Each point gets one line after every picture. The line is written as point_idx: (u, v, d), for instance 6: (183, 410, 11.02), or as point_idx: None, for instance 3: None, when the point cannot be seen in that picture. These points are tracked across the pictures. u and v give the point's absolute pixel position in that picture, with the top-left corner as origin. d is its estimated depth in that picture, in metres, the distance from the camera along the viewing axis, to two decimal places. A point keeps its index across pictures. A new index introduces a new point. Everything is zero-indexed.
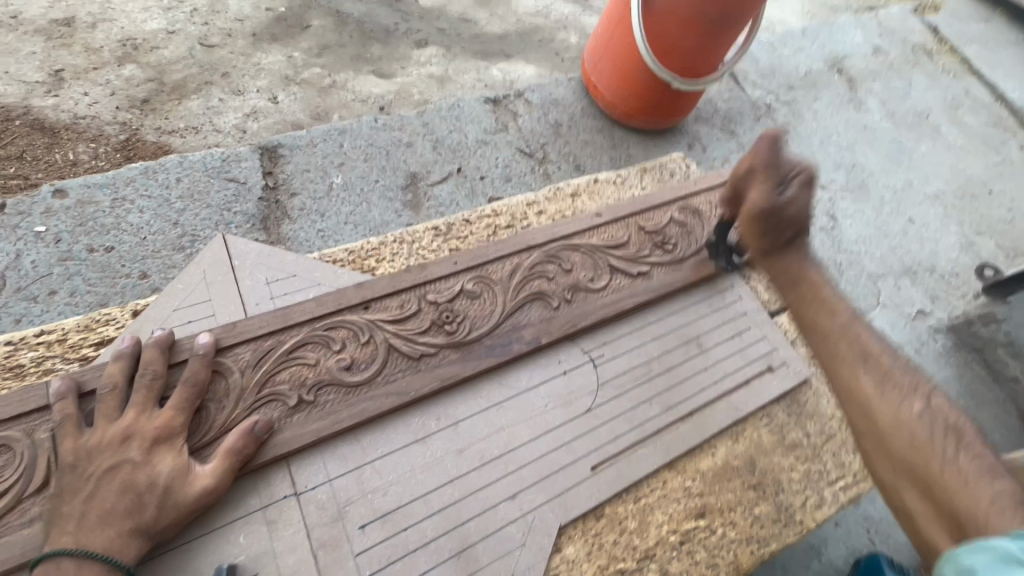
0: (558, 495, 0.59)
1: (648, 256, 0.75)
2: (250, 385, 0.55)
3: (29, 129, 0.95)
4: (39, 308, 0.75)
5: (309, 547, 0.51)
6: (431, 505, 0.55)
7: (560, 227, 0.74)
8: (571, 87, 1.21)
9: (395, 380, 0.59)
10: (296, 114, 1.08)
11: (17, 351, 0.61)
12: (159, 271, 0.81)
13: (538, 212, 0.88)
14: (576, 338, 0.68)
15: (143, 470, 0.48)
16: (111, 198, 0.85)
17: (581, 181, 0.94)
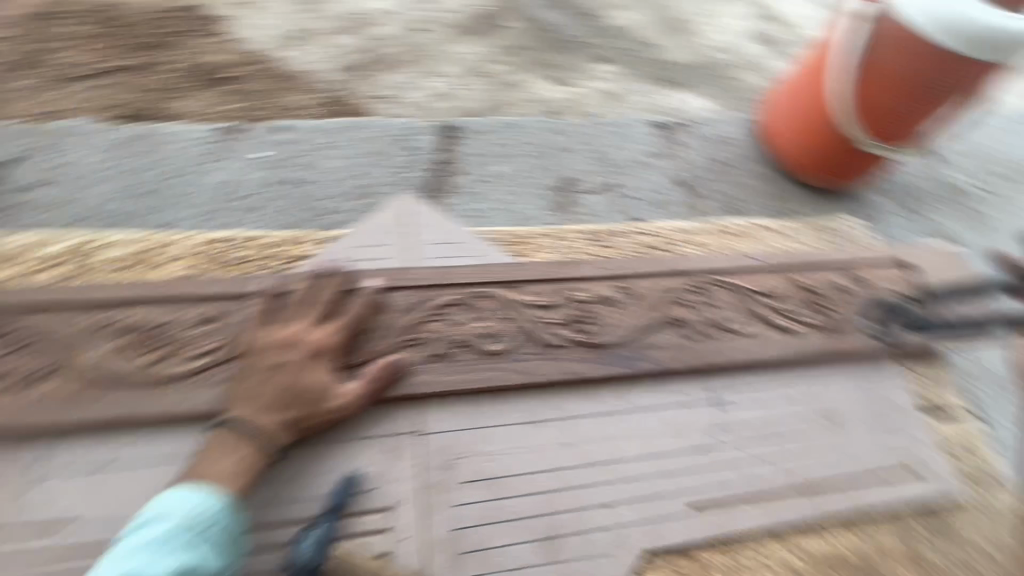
0: (651, 518, 0.73)
1: (775, 318, 0.86)
2: (396, 328, 0.77)
3: (260, 71, 1.11)
4: (243, 221, 0.92)
5: (428, 491, 0.71)
6: (548, 484, 0.73)
7: (712, 261, 0.89)
8: (745, 128, 1.17)
9: (526, 360, 0.78)
10: (475, 101, 1.14)
11: (231, 249, 0.88)
12: (337, 216, 0.94)
13: (690, 241, 0.98)
14: (703, 373, 0.81)
15: (302, 375, 0.68)
16: (311, 146, 1.00)
17: (738, 222, 1.03)
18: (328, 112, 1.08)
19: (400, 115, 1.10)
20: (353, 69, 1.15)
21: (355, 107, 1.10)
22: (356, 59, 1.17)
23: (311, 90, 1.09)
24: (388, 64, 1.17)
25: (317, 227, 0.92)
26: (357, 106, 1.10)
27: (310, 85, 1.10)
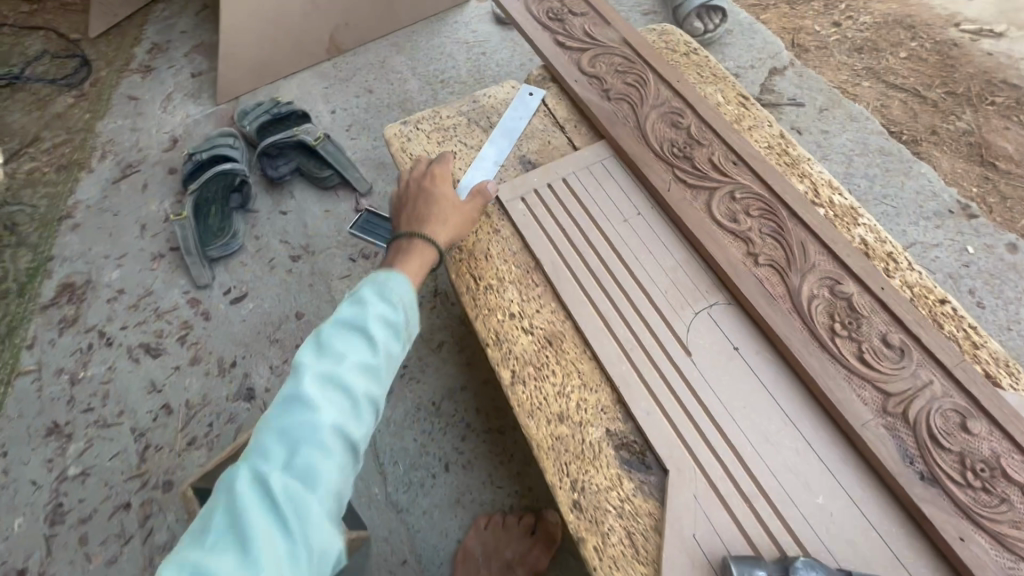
0: (753, 516, 1.14)
1: (890, 410, 1.20)
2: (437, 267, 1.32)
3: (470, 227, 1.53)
4: (498, 326, 1.39)
5: (628, 506, 1.18)
6: (702, 508, 1.15)
7: (836, 360, 1.25)
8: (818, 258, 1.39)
9: (701, 431, 1.22)
10: (583, 239, 1.47)
11: (515, 332, 1.37)
12: (544, 326, 1.37)
13: (832, 342, 1.27)
14: (814, 436, 1.20)
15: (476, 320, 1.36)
16: (520, 279, 1.44)
17: (862, 332, 1.28)
18: (492, 342, 1.37)
19: (560, 246, 1.46)
20: (504, 287, 1.43)
21: (512, 333, 1.37)
22: (505, 273, 1.45)
23: (478, 319, 1.39)
24: (530, 277, 1.44)
25: (558, 316, 1.39)
26: (512, 331, 1.37)
27: (478, 314, 1.41)
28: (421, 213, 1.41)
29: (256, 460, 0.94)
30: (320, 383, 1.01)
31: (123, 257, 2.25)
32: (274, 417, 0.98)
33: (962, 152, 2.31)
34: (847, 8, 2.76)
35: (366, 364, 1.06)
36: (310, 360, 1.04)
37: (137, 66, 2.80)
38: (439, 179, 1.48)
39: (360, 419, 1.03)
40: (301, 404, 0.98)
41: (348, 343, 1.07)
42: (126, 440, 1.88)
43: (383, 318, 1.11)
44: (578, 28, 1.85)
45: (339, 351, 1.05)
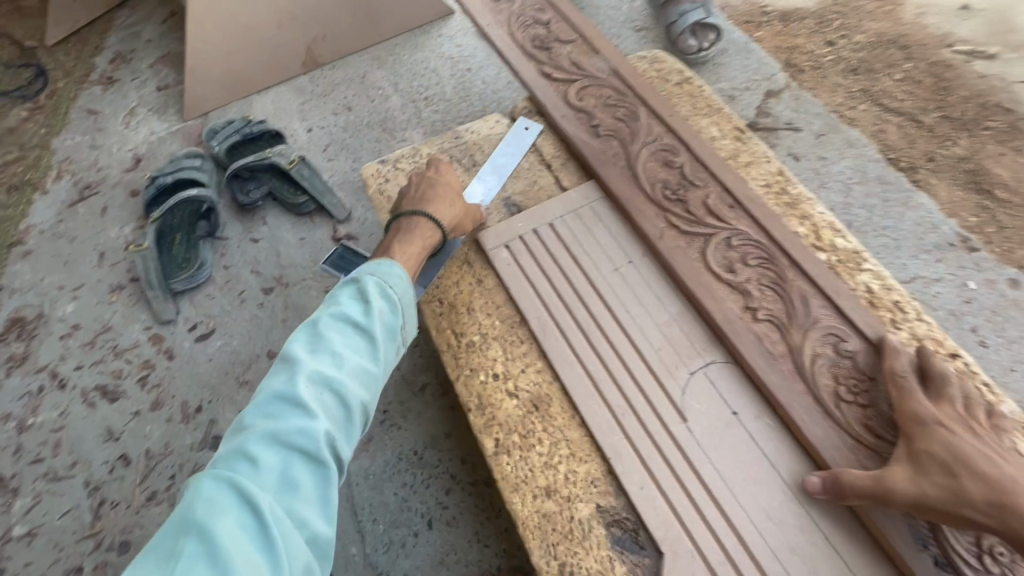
0: None
1: None
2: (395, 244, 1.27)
3: (453, 278, 1.44)
4: (481, 390, 1.29)
5: None
6: None
7: (842, 429, 1.16)
8: (821, 312, 1.29)
9: (698, 509, 1.12)
10: (570, 290, 1.37)
11: (498, 396, 1.28)
12: (529, 388, 1.28)
13: (838, 408, 1.18)
14: (821, 515, 1.10)
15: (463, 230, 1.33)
16: (505, 335, 1.35)
17: (871, 396, 1.18)
18: (474, 407, 1.28)
19: (546, 299, 1.37)
20: (487, 344, 1.34)
21: (495, 397, 1.28)
22: (489, 329, 1.36)
23: (460, 381, 1.30)
24: (515, 333, 1.35)
25: (544, 376, 1.29)
26: (495, 394, 1.28)
27: (460, 375, 1.32)
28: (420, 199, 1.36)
29: (241, 463, 0.84)
30: (315, 382, 0.94)
31: (79, 289, 2.08)
32: (264, 415, 0.90)
33: (958, 180, 2.23)
34: (840, 27, 2.67)
35: (362, 366, 1.00)
36: (304, 356, 0.97)
37: (98, 76, 2.61)
38: (443, 167, 1.46)
39: (352, 426, 0.96)
40: (293, 405, 0.90)
41: (346, 341, 1.01)
42: (79, 495, 1.73)
43: (383, 317, 1.06)
44: (565, 57, 1.76)
45: (336, 350, 0.99)
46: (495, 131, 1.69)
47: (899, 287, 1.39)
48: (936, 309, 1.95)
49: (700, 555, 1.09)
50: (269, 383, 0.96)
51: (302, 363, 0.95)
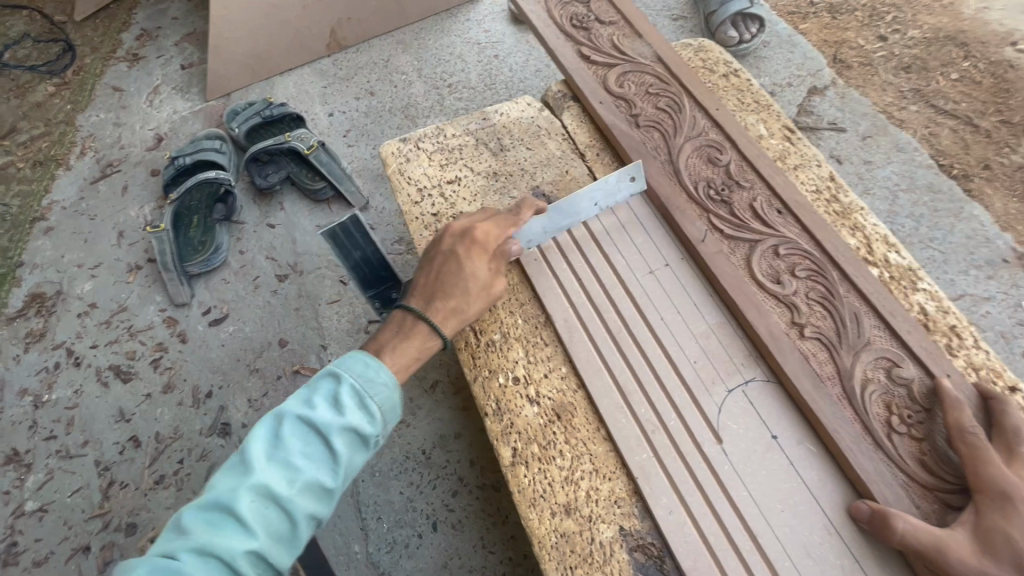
0: None
1: None
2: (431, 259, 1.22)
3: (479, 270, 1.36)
4: (500, 394, 1.23)
5: None
6: None
7: (890, 465, 1.07)
8: (874, 334, 1.19)
9: (727, 536, 1.05)
10: (600, 294, 1.29)
11: (519, 401, 1.22)
12: (552, 396, 1.22)
13: (889, 442, 1.09)
14: (860, 554, 1.02)
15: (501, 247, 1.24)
16: (528, 338, 1.29)
17: (923, 432, 1.09)
18: (492, 412, 1.21)
19: (574, 303, 1.29)
20: (509, 345, 1.28)
21: (515, 403, 1.22)
22: (512, 329, 1.30)
23: (477, 383, 1.23)
24: (539, 337, 1.28)
25: (568, 384, 1.23)
26: (515, 400, 1.22)
27: (477, 377, 1.25)
28: (460, 249, 1.20)
29: (222, 517, 0.87)
30: (262, 497, 0.89)
31: (98, 267, 2.08)
32: (204, 521, 0.87)
33: (1016, 191, 2.07)
34: (894, 21, 2.49)
35: (319, 480, 0.93)
36: (259, 463, 0.91)
37: (123, 53, 2.60)
38: (529, 211, 1.29)
39: (296, 542, 0.91)
40: (234, 518, 0.87)
41: (306, 450, 0.94)
42: (90, 474, 1.74)
43: (356, 427, 0.96)
44: (606, 39, 1.66)
45: (292, 462, 0.92)
46: (525, 115, 1.62)
47: (957, 309, 1.29)
48: (985, 330, 1.81)
49: None
50: (217, 481, 0.92)
51: (256, 473, 0.89)
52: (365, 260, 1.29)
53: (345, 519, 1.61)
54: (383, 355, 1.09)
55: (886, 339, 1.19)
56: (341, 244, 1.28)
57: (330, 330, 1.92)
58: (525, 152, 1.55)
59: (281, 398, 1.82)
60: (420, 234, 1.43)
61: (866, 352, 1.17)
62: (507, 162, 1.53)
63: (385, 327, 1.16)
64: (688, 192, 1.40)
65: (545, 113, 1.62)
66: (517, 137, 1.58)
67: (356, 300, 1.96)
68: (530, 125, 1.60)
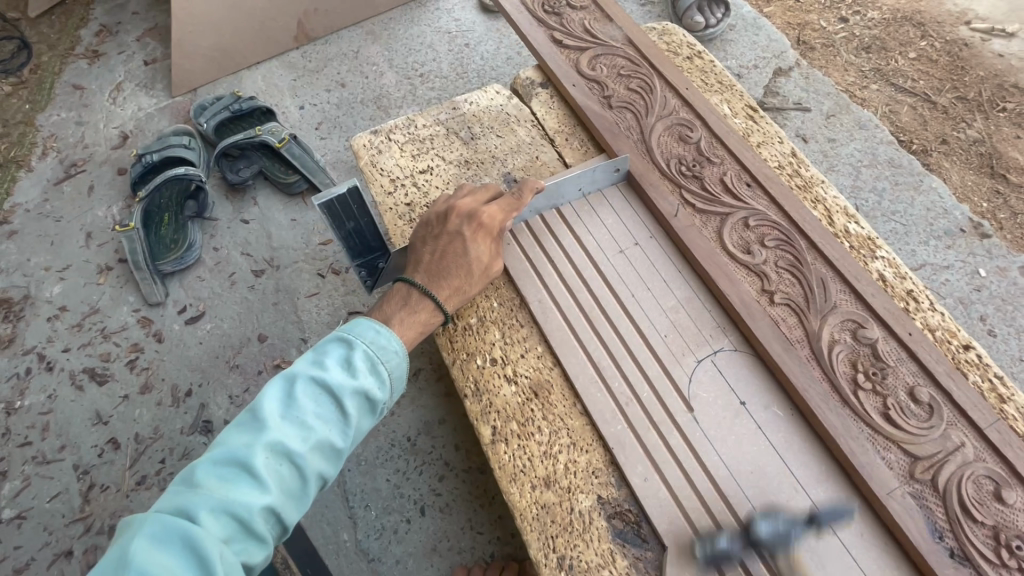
0: None
1: (918, 478, 1.07)
2: (427, 230, 1.26)
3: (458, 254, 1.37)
4: (479, 375, 1.25)
5: None
6: None
7: (858, 418, 1.13)
8: (841, 299, 1.24)
9: (701, 498, 1.09)
10: (577, 271, 1.32)
11: (497, 381, 1.24)
12: (530, 373, 1.25)
13: (855, 397, 1.14)
14: (827, 505, 1.07)
15: (497, 220, 1.26)
16: (505, 319, 1.31)
17: (888, 387, 1.15)
18: (471, 393, 1.23)
19: (552, 281, 1.31)
20: (485, 328, 1.30)
21: (493, 383, 1.24)
22: (487, 312, 1.32)
23: (456, 366, 1.25)
24: (514, 318, 1.31)
25: (544, 362, 1.26)
26: (493, 380, 1.24)
27: (456, 360, 1.28)
28: (466, 231, 1.22)
29: (235, 473, 0.90)
30: (277, 452, 0.93)
31: (67, 270, 2.03)
32: (218, 475, 0.90)
33: (971, 164, 2.16)
34: (854, 2, 2.56)
35: (330, 440, 0.98)
36: (274, 420, 0.95)
37: (83, 49, 2.52)
38: (529, 194, 1.29)
39: (304, 498, 0.96)
40: (250, 472, 0.90)
41: (318, 410, 0.99)
42: (68, 479, 1.71)
43: (367, 391, 1.03)
44: (577, 23, 1.67)
45: (307, 420, 0.97)
46: (494, 104, 1.63)
47: (913, 274, 1.35)
48: (945, 297, 1.90)
49: (701, 548, 1.06)
50: (231, 437, 0.94)
51: (270, 430, 0.93)
52: (359, 231, 1.30)
53: (332, 509, 1.62)
54: (390, 324, 1.13)
55: (853, 303, 1.24)
56: (336, 215, 1.26)
57: (311, 323, 1.91)
58: (497, 139, 1.56)
59: None
60: (393, 224, 1.44)
61: (834, 316, 1.22)
62: (479, 151, 1.54)
63: (389, 298, 1.19)
64: (661, 170, 1.43)
65: (514, 101, 1.64)
66: (488, 125, 1.59)
67: (335, 292, 1.96)
68: (500, 113, 1.61)
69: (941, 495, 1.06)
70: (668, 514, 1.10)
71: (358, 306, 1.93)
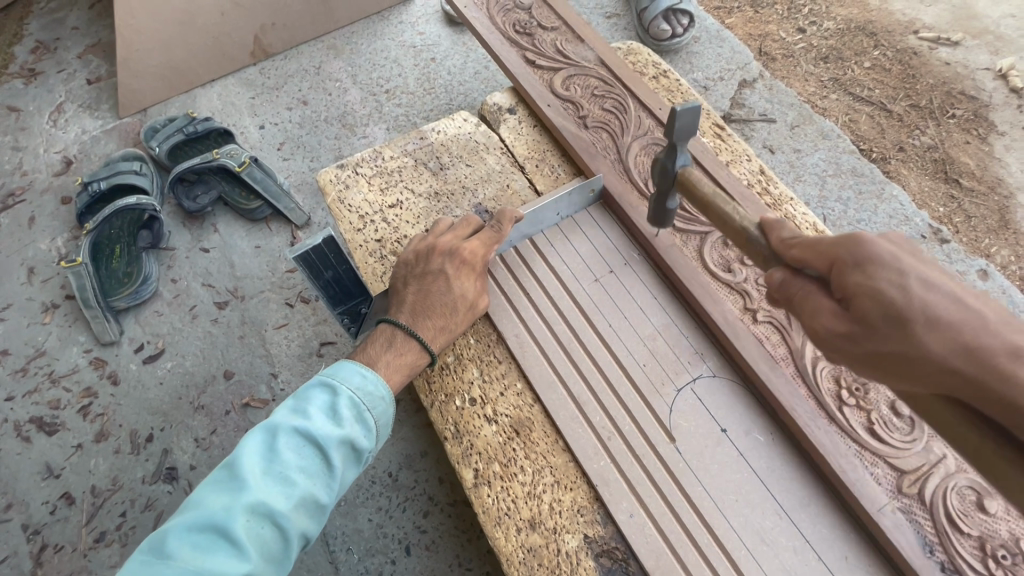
0: None
1: (904, 493, 1.08)
2: (404, 268, 1.24)
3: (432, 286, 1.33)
4: (458, 416, 1.21)
5: None
6: None
7: (847, 435, 1.13)
8: None
9: (687, 534, 1.08)
10: (560, 298, 1.29)
11: (477, 422, 1.21)
12: (510, 412, 1.21)
13: (841, 415, 1.15)
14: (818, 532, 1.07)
15: (479, 256, 1.23)
16: (482, 356, 1.27)
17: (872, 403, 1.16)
18: (451, 436, 1.20)
19: (534, 311, 1.29)
20: (462, 365, 1.26)
21: (473, 423, 1.20)
22: (465, 349, 1.27)
23: (434, 409, 1.21)
24: (492, 353, 1.27)
25: (523, 399, 1.22)
26: (473, 421, 1.21)
27: (434, 402, 1.23)
28: (449, 268, 1.19)
29: (214, 537, 0.84)
30: (257, 514, 0.86)
31: (7, 310, 1.88)
32: (191, 542, 0.82)
33: (927, 170, 2.24)
34: (811, 13, 2.62)
35: (314, 496, 0.92)
36: (254, 477, 0.89)
37: (18, 68, 2.35)
38: (509, 224, 1.26)
39: (286, 560, 0.90)
40: (227, 537, 0.84)
41: (302, 464, 0.93)
42: (17, 541, 1.57)
43: (353, 439, 0.97)
44: (549, 43, 1.65)
45: (290, 475, 0.91)
46: (462, 132, 1.58)
47: None
48: None
49: None
50: (206, 497, 0.87)
51: (251, 489, 0.87)
52: (338, 280, 1.26)
53: (311, 555, 1.54)
54: (376, 367, 1.08)
55: None
56: (313, 266, 1.22)
57: (280, 356, 1.82)
58: (467, 167, 1.52)
59: (232, 435, 1.71)
60: (365, 262, 1.39)
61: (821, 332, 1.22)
62: (449, 181, 1.50)
63: (372, 341, 1.14)
64: (640, 191, 1.41)
65: (482, 128, 1.60)
66: (456, 154, 1.54)
67: (304, 322, 1.87)
68: (468, 141, 1.57)
69: (927, 509, 1.07)
70: (657, 553, 1.08)
71: (330, 336, 1.85)
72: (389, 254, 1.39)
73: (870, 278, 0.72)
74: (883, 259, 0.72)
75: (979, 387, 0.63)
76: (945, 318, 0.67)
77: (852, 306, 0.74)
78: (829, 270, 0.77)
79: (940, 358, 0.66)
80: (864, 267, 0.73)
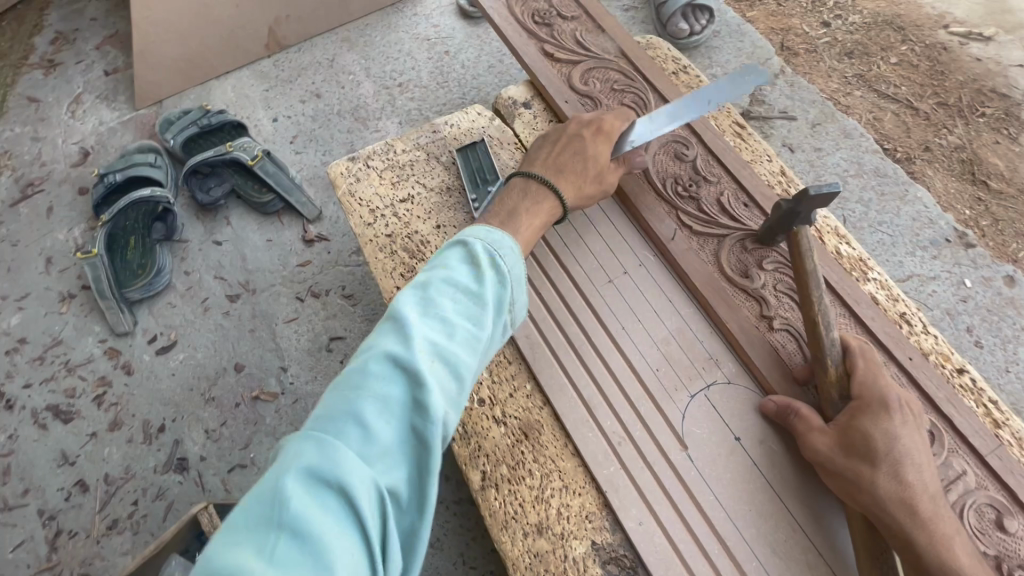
0: None
1: None
2: (545, 138, 1.27)
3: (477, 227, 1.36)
4: (466, 417, 1.20)
5: None
6: None
7: None
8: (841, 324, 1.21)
9: (696, 544, 1.06)
10: (573, 299, 1.27)
11: (485, 424, 1.19)
12: (518, 414, 1.20)
13: None
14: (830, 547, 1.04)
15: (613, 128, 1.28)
16: (491, 357, 1.26)
17: None
18: (458, 437, 1.19)
19: (545, 313, 1.27)
20: None
21: (481, 425, 1.19)
22: None
23: None
24: (502, 354, 1.26)
25: (532, 402, 1.21)
26: (481, 422, 1.19)
27: None
28: (587, 133, 1.24)
29: (384, 374, 0.74)
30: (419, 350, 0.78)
31: (25, 299, 1.92)
32: (324, 448, 0.67)
33: (953, 171, 2.16)
34: (837, 6, 2.53)
35: (468, 338, 0.82)
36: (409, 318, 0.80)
37: (38, 59, 2.38)
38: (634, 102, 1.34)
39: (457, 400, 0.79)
40: (398, 368, 0.75)
41: (454, 306, 0.84)
42: (33, 525, 1.61)
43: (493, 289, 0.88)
44: (569, 34, 1.62)
45: (443, 316, 0.82)
46: (476, 126, 1.56)
47: (905, 297, 1.33)
48: (931, 307, 1.91)
49: None
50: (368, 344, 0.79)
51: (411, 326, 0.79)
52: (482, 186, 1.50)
53: None
54: (514, 222, 1.10)
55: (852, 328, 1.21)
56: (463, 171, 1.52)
57: (290, 350, 1.83)
58: (479, 163, 1.50)
59: (241, 427, 1.73)
60: (374, 257, 1.38)
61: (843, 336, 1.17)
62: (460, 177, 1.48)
63: (507, 194, 1.17)
64: (656, 192, 1.38)
65: (496, 122, 1.57)
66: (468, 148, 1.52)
67: (315, 317, 1.88)
68: (481, 136, 1.54)
69: None
70: (666, 562, 1.06)
71: (340, 331, 1.85)
72: (399, 250, 1.38)
73: (878, 423, 0.98)
74: (891, 428, 0.98)
75: (898, 525, 0.93)
76: (908, 477, 0.95)
77: (845, 432, 1.01)
78: (853, 402, 1.03)
79: (881, 496, 0.94)
80: (880, 417, 0.99)
